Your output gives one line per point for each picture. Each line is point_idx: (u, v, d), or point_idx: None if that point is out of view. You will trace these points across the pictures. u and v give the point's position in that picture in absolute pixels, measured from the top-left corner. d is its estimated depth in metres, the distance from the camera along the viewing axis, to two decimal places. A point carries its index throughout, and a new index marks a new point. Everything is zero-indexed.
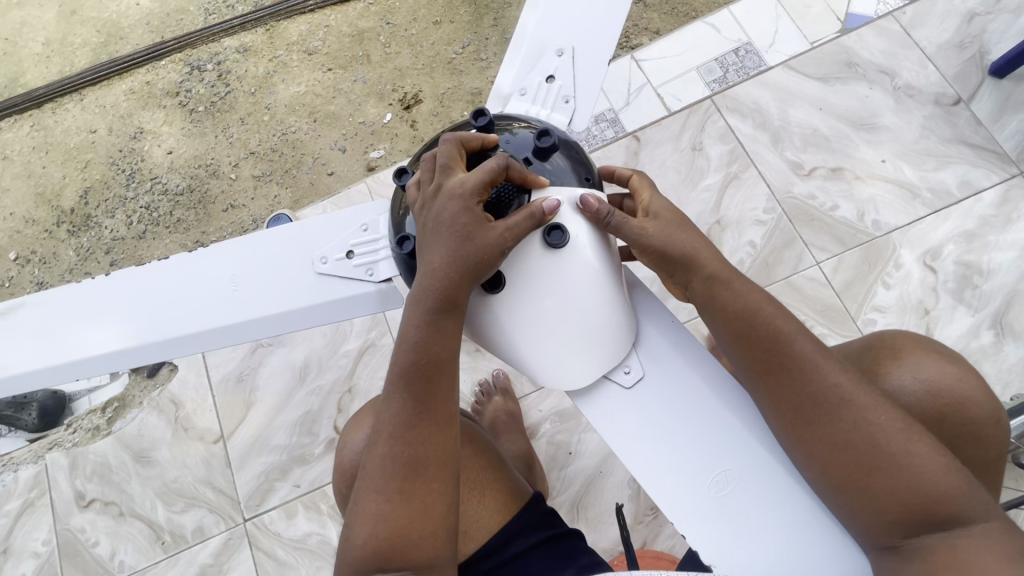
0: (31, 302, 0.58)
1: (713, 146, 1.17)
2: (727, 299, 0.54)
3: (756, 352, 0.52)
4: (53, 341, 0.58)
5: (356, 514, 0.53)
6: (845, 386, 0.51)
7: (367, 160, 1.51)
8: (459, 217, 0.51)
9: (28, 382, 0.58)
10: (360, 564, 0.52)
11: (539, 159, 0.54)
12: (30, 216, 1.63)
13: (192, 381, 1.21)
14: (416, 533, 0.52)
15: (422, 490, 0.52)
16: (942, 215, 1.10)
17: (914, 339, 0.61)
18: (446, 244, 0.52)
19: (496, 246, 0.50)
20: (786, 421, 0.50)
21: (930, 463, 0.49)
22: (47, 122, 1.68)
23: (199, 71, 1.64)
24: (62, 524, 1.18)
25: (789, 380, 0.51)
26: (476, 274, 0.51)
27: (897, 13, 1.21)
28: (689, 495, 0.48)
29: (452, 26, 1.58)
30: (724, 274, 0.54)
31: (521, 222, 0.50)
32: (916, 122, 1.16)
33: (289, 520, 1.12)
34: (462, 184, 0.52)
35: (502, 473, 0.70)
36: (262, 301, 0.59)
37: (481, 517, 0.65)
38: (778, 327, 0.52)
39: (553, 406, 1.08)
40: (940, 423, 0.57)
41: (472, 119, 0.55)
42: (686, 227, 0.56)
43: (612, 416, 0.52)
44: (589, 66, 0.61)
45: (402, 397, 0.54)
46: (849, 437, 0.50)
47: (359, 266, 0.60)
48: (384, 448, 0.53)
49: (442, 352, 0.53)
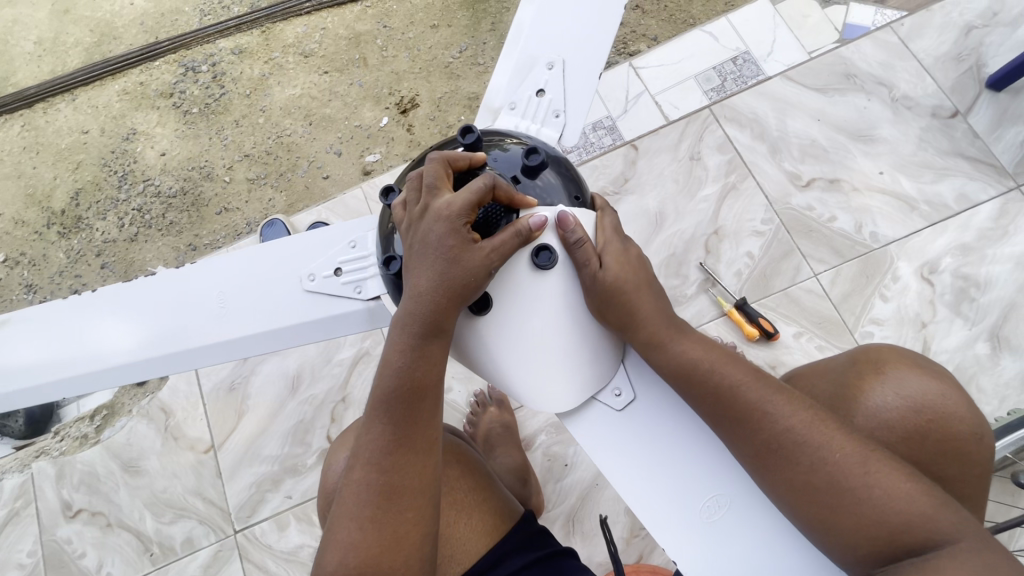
0: (13, 321, 0.57)
1: (711, 156, 1.17)
2: (676, 352, 0.52)
3: (708, 401, 0.50)
4: (36, 359, 0.56)
5: (329, 539, 0.52)
6: (796, 426, 0.50)
7: (363, 164, 1.50)
8: (446, 238, 0.50)
9: (11, 402, 0.57)
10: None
11: (527, 177, 0.53)
12: (19, 217, 1.61)
13: (183, 390, 1.19)
14: (388, 561, 0.50)
15: (396, 517, 0.51)
16: (939, 227, 1.10)
17: (885, 355, 0.59)
18: (433, 266, 0.50)
19: (484, 267, 0.49)
20: (757, 452, 0.49)
21: (905, 486, 0.48)
22: (38, 122, 1.66)
23: (194, 72, 1.62)
24: (48, 534, 1.16)
25: (742, 425, 0.50)
26: (461, 296, 0.50)
27: (895, 24, 1.21)
28: (676, 520, 0.47)
29: (450, 30, 1.57)
30: (672, 327, 0.54)
31: (507, 241, 0.49)
32: (913, 133, 1.16)
33: (280, 532, 1.10)
34: (448, 205, 0.50)
35: (489, 494, 0.69)
36: (250, 319, 0.58)
37: (467, 539, 0.64)
38: (724, 371, 0.52)
39: (549, 417, 1.07)
40: (921, 441, 0.56)
41: (459, 136, 0.53)
42: (644, 273, 0.55)
43: (599, 439, 0.51)
44: (579, 81, 0.60)
45: (381, 422, 0.52)
46: (807, 477, 0.48)
47: (347, 283, 0.58)
48: (361, 473, 0.52)
49: (426, 376, 0.52)
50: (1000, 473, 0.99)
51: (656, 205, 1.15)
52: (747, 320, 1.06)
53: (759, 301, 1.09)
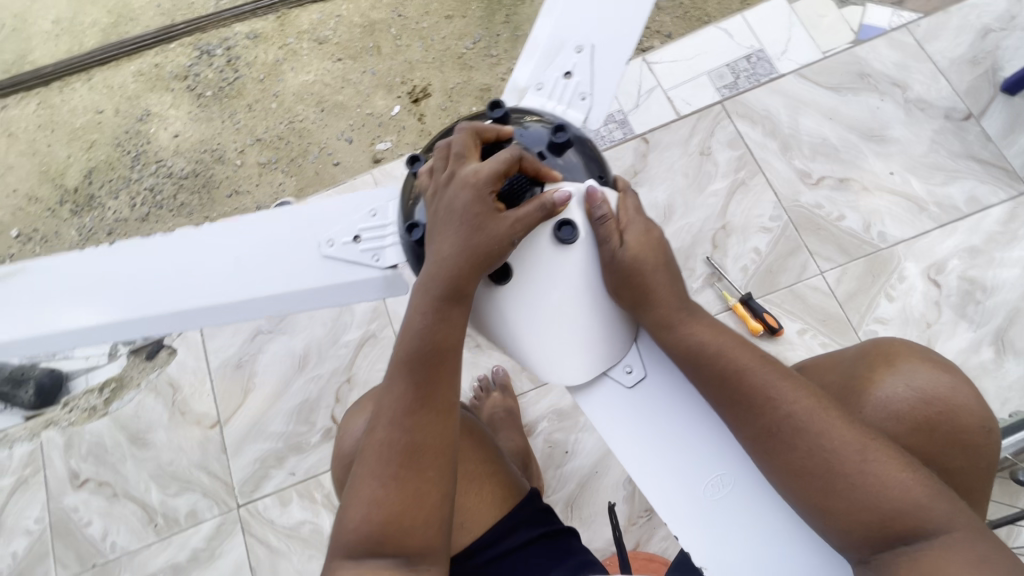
0: (16, 273, 0.57)
1: (721, 151, 1.17)
2: (687, 333, 0.53)
3: (715, 384, 0.52)
4: (43, 312, 0.56)
5: (351, 497, 0.53)
6: (798, 412, 0.51)
7: (373, 152, 1.51)
8: (471, 205, 0.52)
9: (28, 351, 0.56)
10: (351, 547, 0.51)
11: (553, 153, 0.55)
12: (33, 193, 1.63)
13: (191, 365, 1.21)
14: (410, 520, 0.51)
15: (418, 477, 0.52)
16: (948, 229, 1.10)
17: (896, 347, 0.60)
18: (457, 232, 0.52)
19: (507, 235, 0.51)
20: (758, 438, 0.50)
21: (899, 476, 0.49)
22: (54, 100, 1.68)
23: (208, 56, 1.64)
24: (55, 502, 1.18)
25: (742, 411, 0.51)
26: (481, 262, 0.51)
27: (911, 26, 1.21)
28: (683, 495, 0.48)
29: (464, 21, 1.57)
30: (684, 309, 0.55)
31: (530, 212, 0.50)
32: (926, 135, 1.16)
33: (282, 507, 1.12)
34: (476, 173, 0.52)
35: (499, 467, 0.70)
36: (272, 280, 0.60)
37: (475, 511, 0.65)
38: (731, 356, 0.53)
39: (552, 404, 1.09)
40: (930, 432, 0.56)
41: (488, 111, 0.56)
42: (662, 255, 0.56)
43: (608, 412, 0.52)
44: (608, 63, 0.60)
45: (404, 381, 0.54)
46: (806, 461, 0.49)
47: (366, 251, 0.60)
48: (384, 431, 0.53)
49: (445, 340, 0.54)
50: (1000, 474, 0.99)
51: (664, 198, 1.15)
52: (751, 315, 1.07)
53: (765, 297, 1.09)
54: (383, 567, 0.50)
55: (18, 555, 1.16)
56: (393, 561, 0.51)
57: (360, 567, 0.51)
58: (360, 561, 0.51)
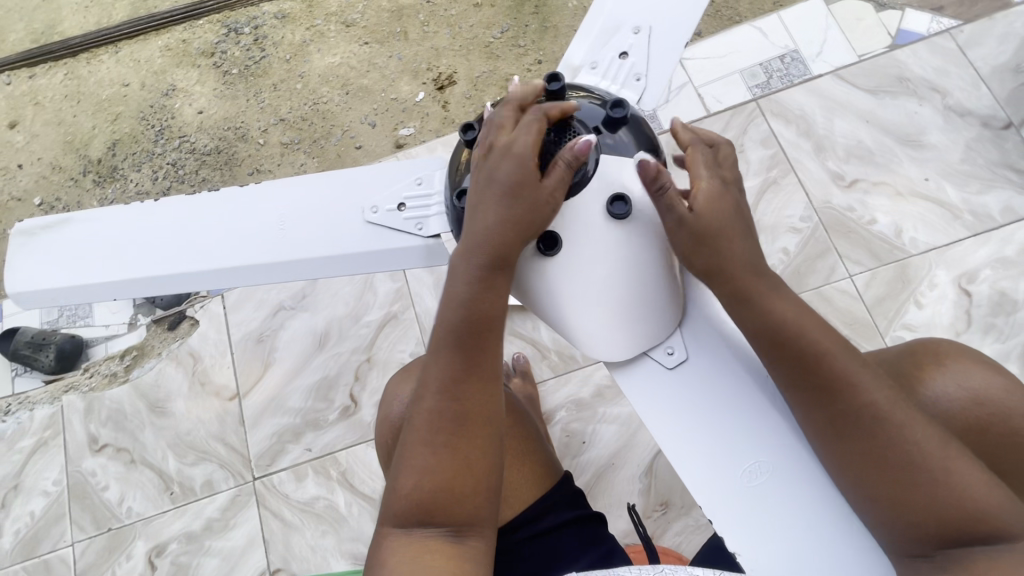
0: (74, 221, 0.60)
1: (754, 149, 1.16)
2: (768, 304, 0.51)
3: (792, 371, 0.50)
4: (91, 262, 0.60)
5: (400, 467, 0.54)
6: (880, 403, 0.49)
7: (396, 137, 1.51)
8: (512, 171, 0.53)
9: (77, 297, 0.60)
10: (402, 516, 0.53)
11: (608, 129, 0.57)
12: (57, 162, 1.64)
13: (212, 338, 1.22)
14: (458, 488, 0.52)
15: (465, 445, 0.53)
16: (981, 238, 1.09)
17: (942, 347, 0.60)
18: (498, 199, 0.53)
19: (545, 198, 0.53)
20: (823, 433, 0.49)
21: (967, 477, 0.47)
22: (81, 71, 1.69)
23: (236, 34, 1.64)
24: (73, 466, 1.19)
25: (811, 403, 0.49)
26: (523, 229, 0.53)
27: (951, 32, 1.20)
28: (723, 481, 0.48)
29: (493, 10, 1.56)
30: (766, 281, 0.52)
31: (561, 173, 0.53)
32: (962, 142, 1.14)
33: (298, 482, 1.12)
34: (514, 140, 0.54)
35: (538, 447, 0.72)
36: (308, 243, 0.60)
37: (514, 490, 0.67)
38: (813, 339, 0.50)
39: (572, 394, 1.09)
40: (982, 432, 0.56)
41: (546, 83, 0.57)
42: (742, 217, 0.54)
43: (648, 392, 0.53)
44: (665, 45, 0.60)
45: (450, 349, 0.54)
46: (885, 453, 0.48)
47: (410, 219, 0.61)
48: (431, 401, 0.54)
49: (490, 309, 0.54)
50: None
51: None
52: None
53: None
54: (432, 536, 0.52)
55: (35, 515, 1.18)
56: (442, 530, 0.52)
57: (412, 536, 0.52)
58: (411, 531, 0.52)
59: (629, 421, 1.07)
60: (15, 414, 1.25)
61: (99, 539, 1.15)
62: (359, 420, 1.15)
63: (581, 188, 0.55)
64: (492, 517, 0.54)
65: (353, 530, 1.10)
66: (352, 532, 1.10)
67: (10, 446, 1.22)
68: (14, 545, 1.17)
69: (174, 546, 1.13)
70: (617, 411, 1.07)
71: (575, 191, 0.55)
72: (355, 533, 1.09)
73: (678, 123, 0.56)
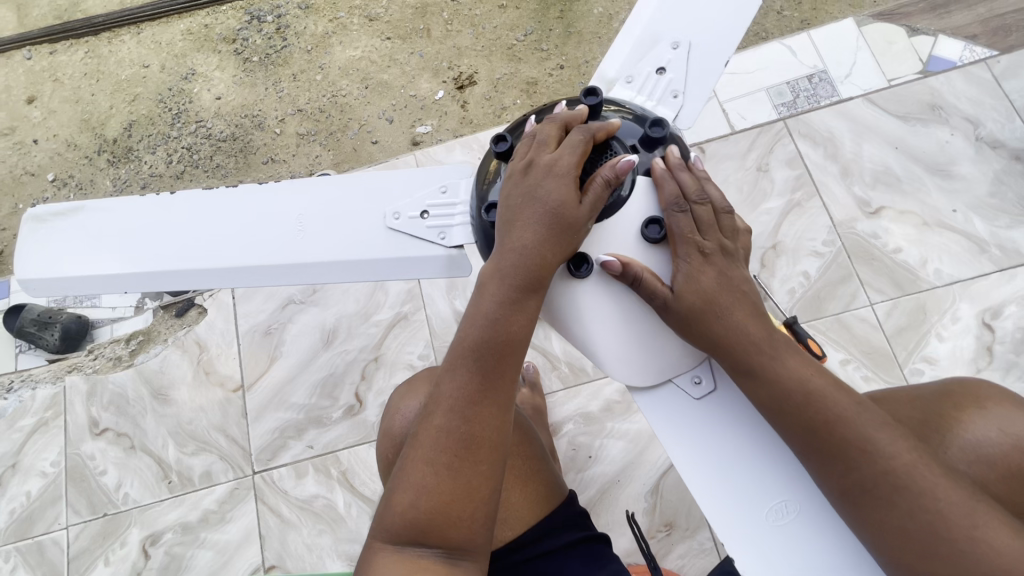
0: (88, 209, 0.59)
1: (780, 169, 1.15)
2: (771, 369, 0.49)
3: (803, 433, 0.47)
4: (103, 253, 0.59)
5: (400, 481, 0.52)
6: (902, 459, 0.47)
7: (412, 135, 1.50)
8: (553, 190, 0.52)
9: (88, 287, 0.59)
10: (396, 532, 0.51)
11: (646, 148, 0.56)
12: (72, 140, 1.63)
13: (220, 327, 1.21)
14: (456, 513, 0.50)
15: (469, 469, 0.50)
16: (1007, 274, 1.07)
17: (980, 389, 0.58)
18: (536, 217, 0.52)
19: (584, 218, 0.52)
20: (847, 496, 0.46)
21: (998, 536, 0.45)
22: (101, 50, 1.68)
23: (258, 21, 1.63)
24: (73, 448, 1.18)
25: (833, 460, 0.47)
26: (559, 248, 0.51)
27: (986, 62, 1.18)
28: (746, 520, 0.46)
29: (518, 12, 1.55)
30: (767, 347, 0.50)
31: (601, 192, 0.52)
32: (993, 174, 1.12)
33: (298, 479, 1.11)
34: (557, 160, 0.53)
35: (544, 466, 0.71)
36: (325, 247, 0.59)
37: (515, 509, 0.66)
38: (824, 401, 0.48)
39: (580, 407, 1.07)
40: (1017, 480, 0.54)
41: (582, 97, 0.56)
42: (734, 284, 0.52)
43: (671, 420, 0.51)
44: (704, 63, 0.59)
45: (468, 371, 0.52)
46: (907, 522, 0.46)
47: (433, 228, 0.59)
48: (441, 419, 0.52)
49: (511, 331, 0.52)
50: None
51: None
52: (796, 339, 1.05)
53: (810, 322, 1.06)
54: (425, 556, 0.51)
55: (31, 495, 1.17)
56: (434, 552, 0.51)
57: (401, 553, 0.51)
58: (402, 548, 0.52)
59: (638, 438, 1.05)
60: (17, 392, 1.25)
61: (94, 524, 1.13)
62: (363, 420, 1.13)
63: (614, 211, 0.54)
64: (487, 545, 0.52)
65: (350, 531, 1.08)
66: (350, 533, 1.08)
67: (11, 424, 1.21)
68: (9, 524, 1.16)
69: (169, 536, 1.11)
70: (626, 427, 1.05)
71: (609, 212, 0.54)
72: (353, 535, 1.08)
73: (658, 173, 0.54)
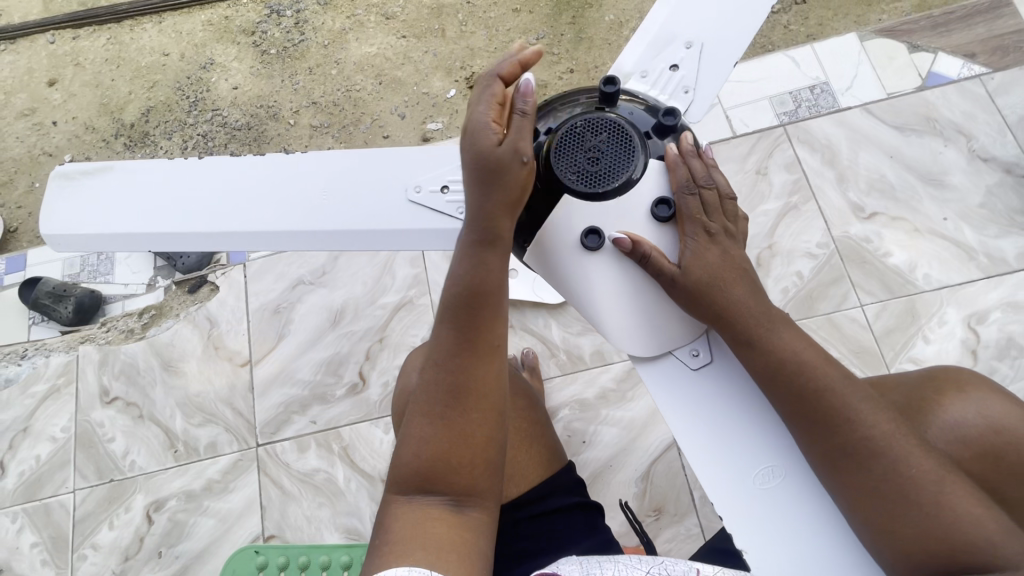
0: (119, 169, 0.63)
1: (778, 173, 1.19)
2: (767, 340, 0.53)
3: (795, 401, 0.51)
4: (131, 211, 0.62)
5: (403, 434, 0.56)
6: (880, 431, 0.51)
7: (423, 131, 1.55)
8: (475, 143, 0.54)
9: (116, 244, 0.63)
10: (404, 482, 0.55)
11: (658, 135, 0.60)
12: (91, 123, 1.68)
13: (230, 304, 1.25)
14: (455, 459, 0.54)
15: (462, 417, 0.55)
16: (994, 281, 1.10)
17: (962, 377, 0.62)
18: (469, 173, 0.55)
19: (511, 159, 0.54)
20: (829, 460, 0.50)
21: (963, 501, 0.50)
22: (123, 38, 1.73)
23: (277, 15, 1.68)
24: (82, 415, 1.22)
25: (818, 426, 0.51)
26: (503, 195, 0.55)
27: (981, 79, 1.22)
28: (736, 481, 0.49)
29: (531, 16, 1.60)
30: (766, 320, 0.54)
31: (518, 131, 0.54)
32: (984, 185, 1.16)
33: (300, 453, 1.15)
34: (475, 112, 0.55)
35: (544, 432, 0.78)
36: (345, 216, 0.63)
37: (521, 470, 0.72)
38: (816, 372, 0.52)
39: (577, 393, 1.11)
40: (993, 460, 0.59)
41: (601, 85, 0.59)
42: (736, 264, 0.57)
43: (668, 388, 0.55)
44: (715, 62, 0.63)
45: (448, 326, 0.56)
46: (881, 485, 0.50)
47: (452, 202, 0.63)
48: (430, 373, 0.56)
49: (485, 283, 0.56)
50: None
51: None
52: None
53: (801, 320, 1.10)
54: (434, 503, 0.55)
55: (40, 459, 1.20)
56: (443, 499, 0.55)
57: (412, 503, 0.55)
58: (412, 498, 0.55)
59: (631, 425, 1.08)
60: (31, 359, 1.28)
61: (100, 489, 1.17)
62: (366, 398, 1.17)
63: (625, 189, 0.58)
64: (492, 492, 0.56)
65: (349, 504, 1.11)
66: (348, 507, 1.11)
67: (24, 389, 1.25)
68: (17, 486, 1.19)
69: (173, 503, 1.15)
70: (620, 415, 1.09)
71: (622, 192, 0.58)
72: (351, 508, 1.11)
73: (671, 157, 0.58)
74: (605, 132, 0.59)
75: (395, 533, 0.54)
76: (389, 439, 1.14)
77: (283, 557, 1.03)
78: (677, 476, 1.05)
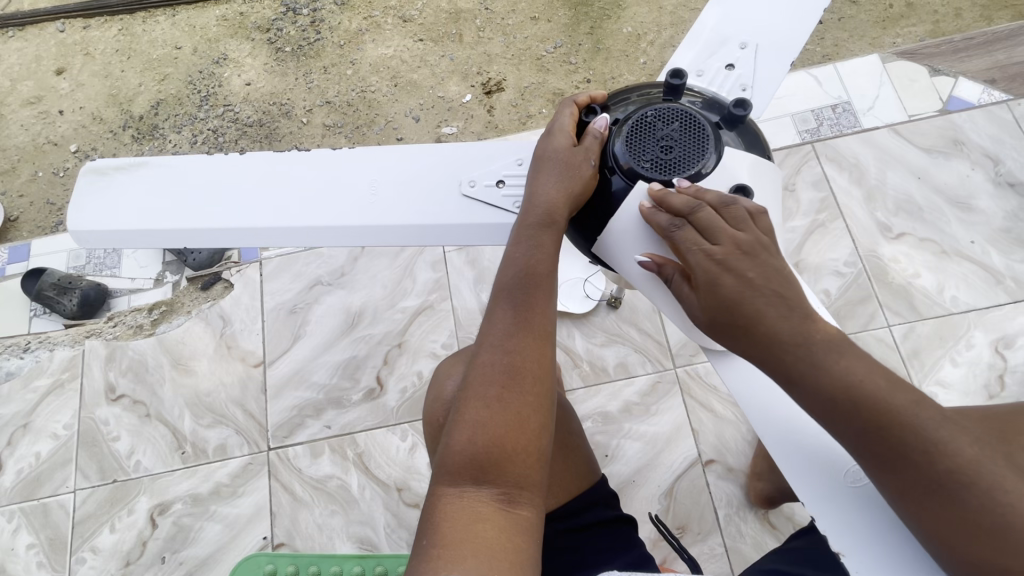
0: (151, 164, 0.61)
1: (805, 190, 1.18)
2: (817, 376, 0.45)
3: (857, 433, 0.45)
4: (162, 207, 0.60)
5: (455, 420, 0.53)
6: (963, 463, 0.43)
7: (438, 134, 1.53)
8: (550, 143, 0.57)
9: (141, 240, 0.60)
10: (457, 474, 0.51)
11: (728, 127, 0.58)
12: (98, 114, 1.65)
13: (245, 303, 1.22)
14: (513, 445, 0.51)
15: (517, 397, 0.52)
16: (1021, 306, 1.10)
17: None
18: (538, 168, 0.56)
19: (581, 161, 0.56)
20: (898, 494, 0.45)
21: None
22: (134, 29, 1.71)
23: (293, 13, 1.67)
24: (86, 412, 1.18)
25: (885, 465, 0.45)
26: (569, 188, 0.55)
27: (1005, 104, 1.22)
28: (825, 482, 0.48)
29: (549, 25, 1.59)
30: (810, 346, 0.45)
31: (593, 140, 0.57)
32: (1010, 210, 1.16)
33: (313, 458, 1.11)
34: (553, 121, 0.59)
35: (582, 445, 0.74)
36: (391, 210, 0.60)
37: (560, 479, 0.70)
38: (885, 402, 0.44)
39: (601, 406, 1.09)
40: None
41: (669, 78, 0.58)
42: (773, 285, 0.47)
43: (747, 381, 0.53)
44: (771, 63, 0.61)
45: (506, 306, 0.55)
46: (982, 518, 0.43)
47: (508, 196, 0.61)
48: (486, 354, 0.54)
49: (540, 263, 0.55)
50: None
51: None
52: None
53: None
54: (484, 499, 0.50)
55: (40, 457, 1.16)
56: (494, 491, 0.50)
57: (464, 497, 0.50)
58: (465, 489, 0.51)
59: (655, 440, 1.06)
60: (34, 352, 1.24)
61: (102, 489, 1.13)
62: (382, 404, 1.14)
63: (696, 179, 0.55)
64: (541, 487, 0.52)
65: (362, 513, 1.08)
66: (362, 516, 1.08)
67: (26, 384, 1.21)
68: (15, 484, 1.15)
69: (178, 507, 1.11)
70: (644, 429, 1.07)
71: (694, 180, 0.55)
72: (365, 517, 1.08)
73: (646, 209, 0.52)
74: (677, 121, 0.57)
75: (445, 534, 0.48)
76: (406, 447, 1.11)
77: (292, 566, 1.04)
78: (701, 493, 1.03)
